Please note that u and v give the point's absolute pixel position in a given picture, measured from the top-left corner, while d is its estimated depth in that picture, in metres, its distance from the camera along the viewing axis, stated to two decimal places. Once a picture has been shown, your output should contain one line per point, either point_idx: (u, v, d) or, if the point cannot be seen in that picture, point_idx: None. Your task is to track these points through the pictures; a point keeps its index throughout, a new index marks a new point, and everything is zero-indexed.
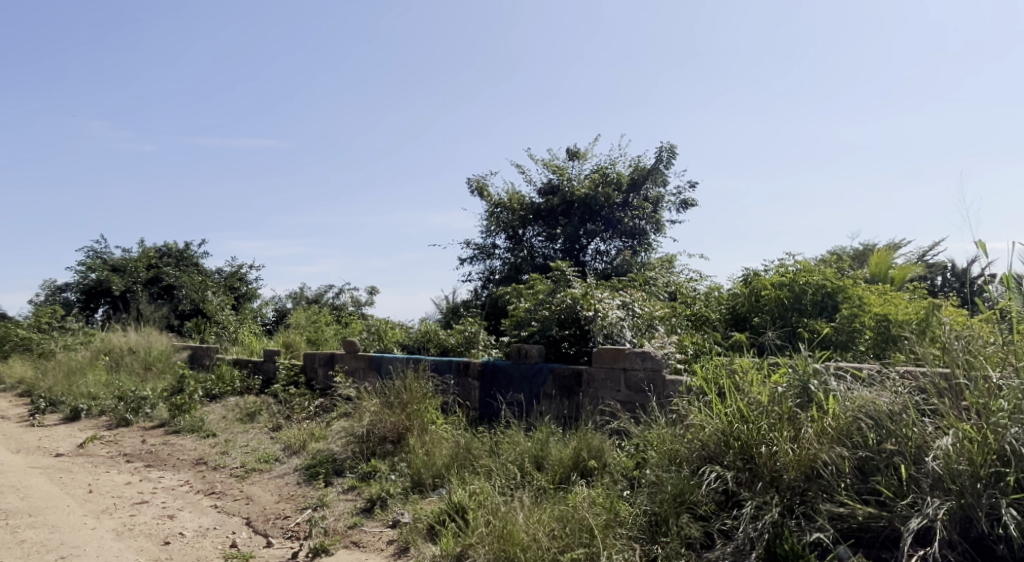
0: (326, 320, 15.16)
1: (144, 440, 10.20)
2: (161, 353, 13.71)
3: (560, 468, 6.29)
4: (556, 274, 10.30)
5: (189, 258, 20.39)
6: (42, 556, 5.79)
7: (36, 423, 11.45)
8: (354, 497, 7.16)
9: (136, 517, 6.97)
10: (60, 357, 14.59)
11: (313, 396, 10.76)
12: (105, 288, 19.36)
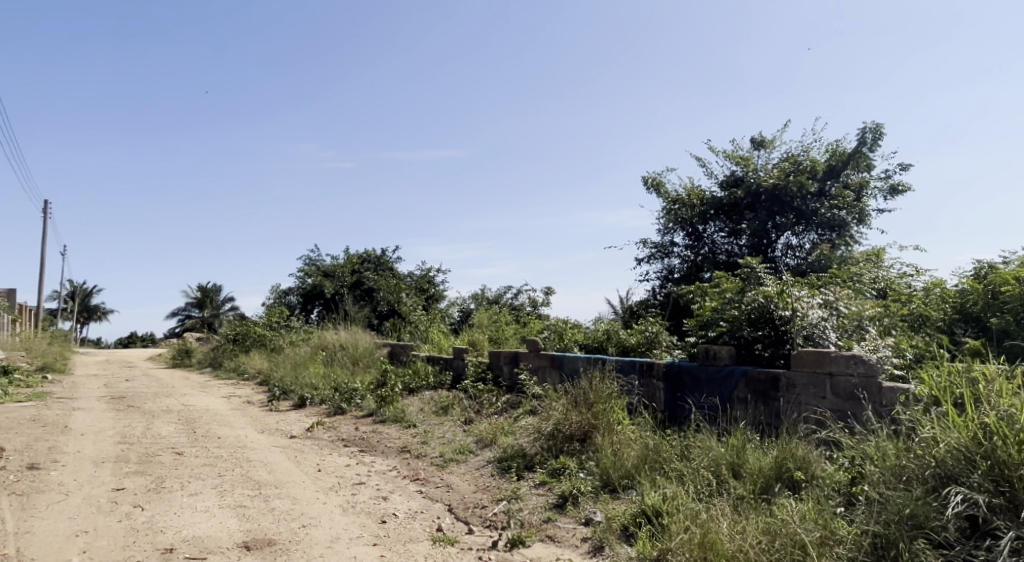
0: (507, 320, 13.81)
1: (357, 427, 9.82)
2: (366, 349, 13.58)
3: (760, 478, 5.13)
4: (747, 271, 8.39)
5: (386, 263, 20.97)
6: (287, 523, 5.64)
7: (270, 409, 11.58)
8: (546, 493, 6.25)
9: (357, 495, 6.57)
10: (290, 352, 15.50)
11: (501, 393, 9.74)
12: (319, 292, 20.52)
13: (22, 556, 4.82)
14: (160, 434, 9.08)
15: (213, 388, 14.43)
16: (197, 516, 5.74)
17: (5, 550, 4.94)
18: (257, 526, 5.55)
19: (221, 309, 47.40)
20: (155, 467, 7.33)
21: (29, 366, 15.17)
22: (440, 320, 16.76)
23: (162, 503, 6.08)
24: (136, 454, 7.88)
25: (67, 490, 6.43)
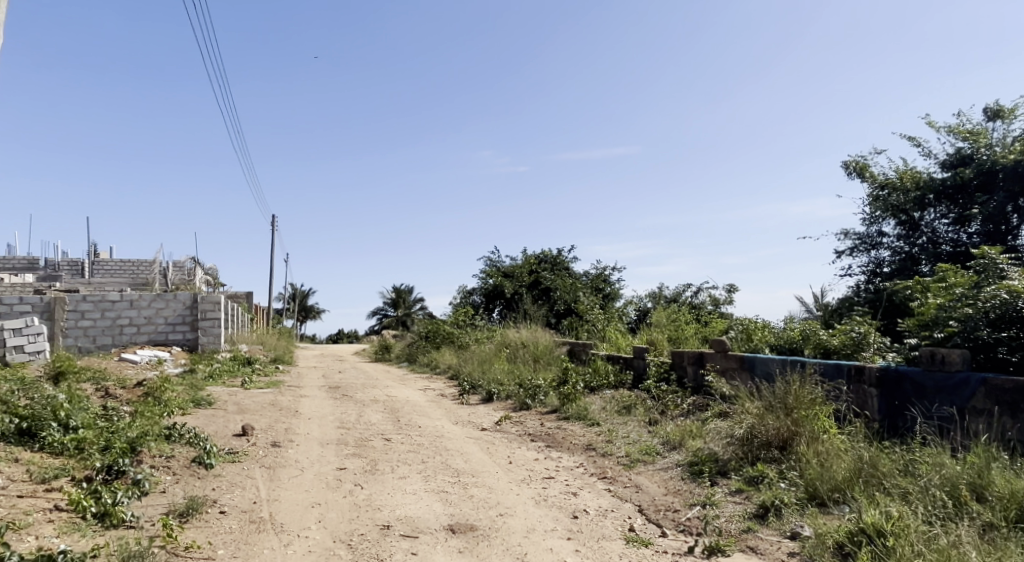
0: (687, 318, 12.76)
1: (542, 423, 9.43)
2: (546, 347, 13.18)
3: (1013, 502, 4.60)
4: (982, 261, 7.59)
5: (562, 263, 21.06)
6: (485, 510, 5.95)
7: (461, 402, 11.48)
8: (745, 502, 5.80)
9: (548, 489, 6.60)
10: (475, 349, 15.57)
11: (685, 395, 9.03)
12: (499, 292, 20.86)
13: (274, 520, 5.67)
14: (370, 421, 9.67)
15: (412, 380, 14.81)
16: (406, 498, 6.25)
17: (259, 514, 5.81)
18: (459, 510, 5.93)
19: (414, 309, 49.56)
20: (369, 450, 7.94)
21: (263, 358, 16.80)
22: (619, 321, 16.18)
23: (377, 484, 6.65)
24: (353, 438, 8.55)
25: (302, 466, 7.26)
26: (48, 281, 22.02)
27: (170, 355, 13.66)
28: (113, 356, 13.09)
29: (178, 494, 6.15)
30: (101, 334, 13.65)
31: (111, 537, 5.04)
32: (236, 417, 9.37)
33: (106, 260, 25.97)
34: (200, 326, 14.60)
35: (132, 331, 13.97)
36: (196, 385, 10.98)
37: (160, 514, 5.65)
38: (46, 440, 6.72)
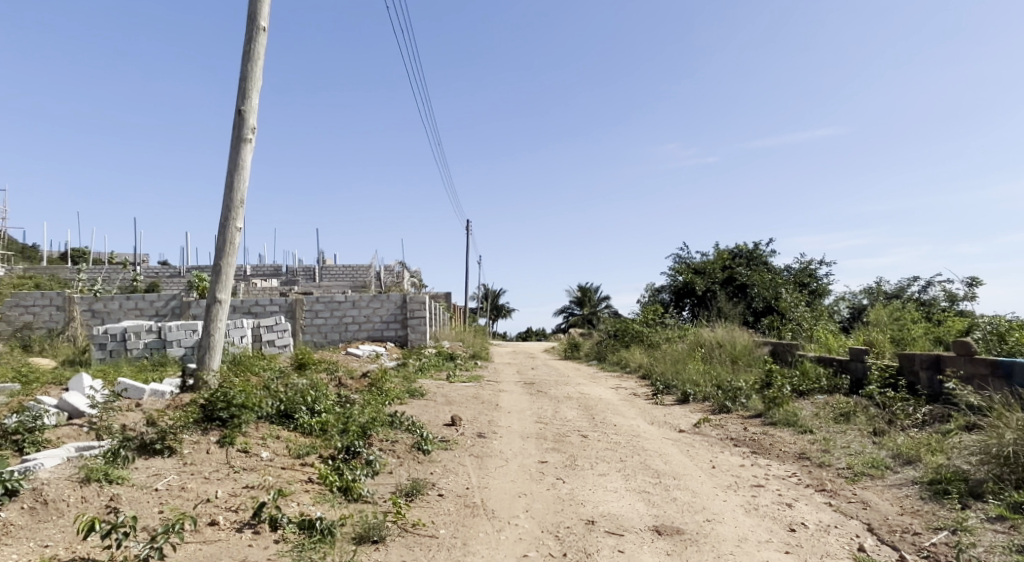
0: (914, 317, 11.66)
1: (746, 427, 8.96)
2: (745, 347, 12.70)
3: None
4: None
5: (759, 257, 20.05)
6: (691, 514, 5.69)
7: (655, 402, 11.17)
8: (1011, 532, 5.07)
9: (757, 497, 6.16)
10: (667, 348, 15.15)
11: (919, 403, 8.34)
12: (690, 289, 20.34)
13: (486, 506, 5.74)
14: (566, 417, 9.46)
15: (602, 379, 14.55)
16: (608, 495, 6.07)
17: (473, 499, 5.90)
18: (664, 512, 5.71)
19: (599, 307, 49.39)
20: (569, 446, 7.74)
21: (465, 354, 17.45)
22: (828, 321, 14.85)
23: (579, 479, 6.51)
24: (551, 432, 8.41)
25: (507, 457, 7.19)
26: (285, 285, 24.82)
27: (385, 351, 14.27)
28: (339, 351, 13.93)
29: (403, 475, 6.40)
30: (330, 330, 14.76)
31: (352, 510, 5.40)
32: (445, 407, 9.58)
33: (331, 266, 28.87)
34: (409, 324, 15.33)
35: (354, 328, 14.96)
36: (410, 377, 11.38)
37: (389, 492, 5.92)
38: (298, 421, 7.25)
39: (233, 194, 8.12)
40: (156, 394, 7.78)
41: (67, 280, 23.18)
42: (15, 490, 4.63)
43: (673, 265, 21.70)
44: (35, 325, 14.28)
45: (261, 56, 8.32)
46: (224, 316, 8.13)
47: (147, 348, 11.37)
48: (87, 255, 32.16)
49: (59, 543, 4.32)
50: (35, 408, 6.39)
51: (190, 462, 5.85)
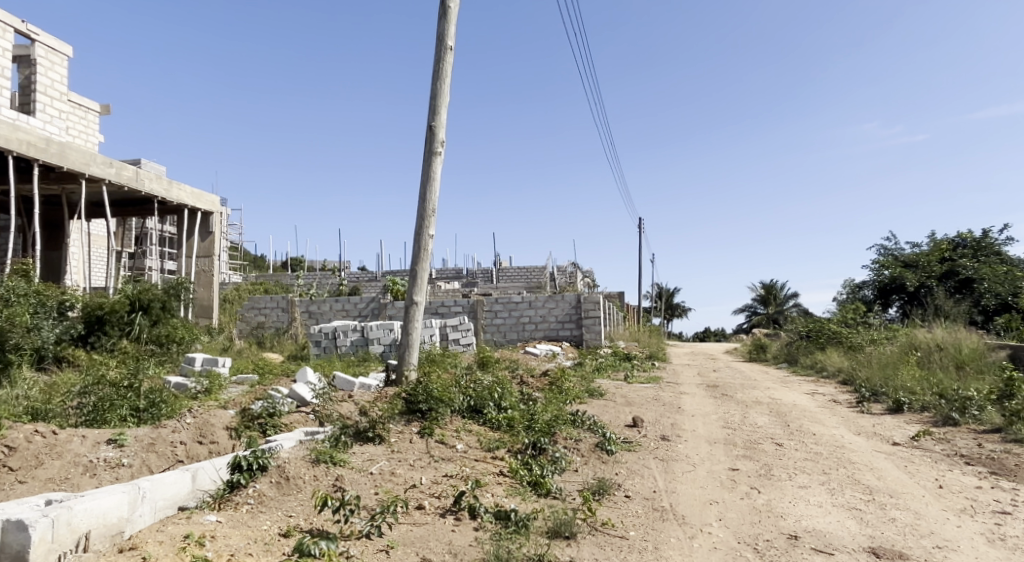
0: None
1: (981, 443, 8.10)
2: (974, 353, 11.53)
3: None
4: None
5: (987, 247, 17.97)
6: (917, 538, 5.24)
7: (862, 410, 10.39)
8: None
9: (1002, 526, 5.53)
10: (874, 351, 14.02)
11: None
12: (900, 285, 18.78)
13: (675, 511, 5.69)
14: (757, 424, 9.10)
15: (796, 383, 13.77)
16: (811, 509, 5.80)
17: (661, 502, 5.88)
18: (882, 533, 5.33)
19: (785, 306, 46.59)
20: (761, 454, 7.50)
21: (642, 355, 17.20)
22: None
23: (775, 489, 6.29)
24: (740, 439, 8.15)
25: (694, 462, 7.11)
26: (468, 287, 26.00)
27: (561, 350, 14.30)
28: (518, 350, 14.08)
29: (590, 474, 6.48)
30: (508, 330, 15.07)
31: (544, 505, 5.49)
32: (626, 408, 9.58)
33: (508, 268, 29.90)
34: (583, 323, 15.13)
35: (531, 327, 15.12)
36: (588, 377, 11.41)
37: (577, 490, 6.00)
38: (487, 415, 7.53)
39: (425, 204, 8.68)
40: (365, 387, 8.59)
41: (288, 285, 25.93)
42: (264, 467, 5.34)
43: (878, 257, 20.13)
44: (264, 325, 16.10)
45: (448, 74, 8.84)
46: (420, 317, 8.60)
47: (353, 345, 12.50)
48: (299, 262, 35.73)
49: (299, 514, 4.94)
50: (271, 396, 7.46)
51: (397, 450, 6.38)
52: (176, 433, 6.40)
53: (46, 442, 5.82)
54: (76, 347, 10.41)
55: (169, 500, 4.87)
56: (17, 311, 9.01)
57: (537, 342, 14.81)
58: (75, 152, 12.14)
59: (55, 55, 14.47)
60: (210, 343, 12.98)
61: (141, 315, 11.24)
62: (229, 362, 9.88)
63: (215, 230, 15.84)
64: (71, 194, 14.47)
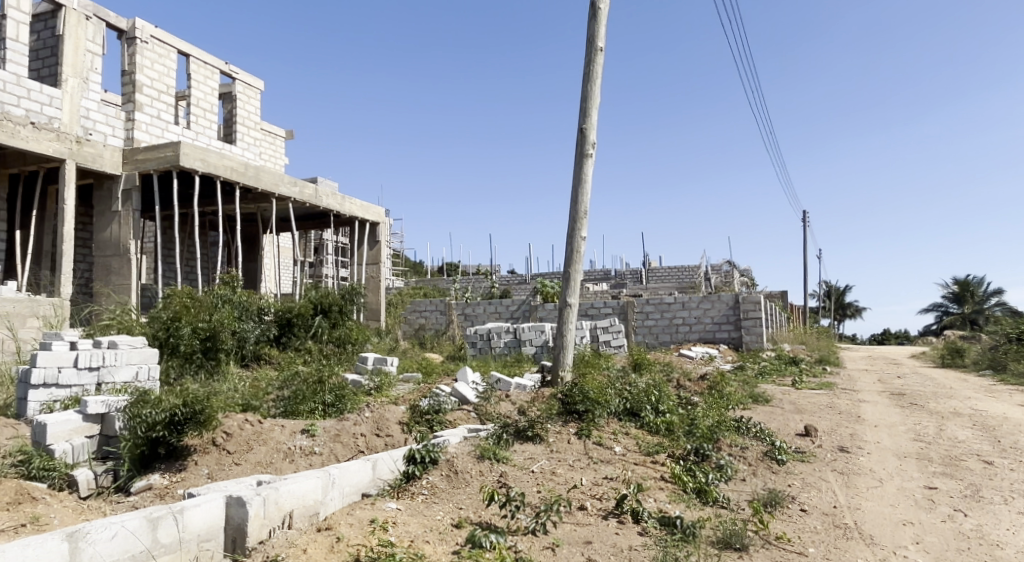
0: None
1: None
2: None
3: None
4: None
5: None
6: None
7: None
8: None
9: None
10: None
11: None
12: None
13: (862, 530, 5.35)
14: (957, 438, 8.29)
15: (1000, 393, 12.39)
16: None
17: (844, 519, 5.55)
18: None
19: (985, 305, 41.97)
20: (963, 472, 6.84)
21: (810, 359, 16.20)
22: None
23: (986, 514, 5.70)
24: (938, 454, 7.49)
25: (881, 478, 6.62)
26: (620, 288, 25.81)
27: (718, 353, 13.79)
28: (673, 352, 13.81)
29: (759, 484, 6.24)
30: (661, 332, 14.80)
31: (709, 513, 5.37)
32: (796, 416, 9.09)
33: (659, 268, 29.41)
34: (742, 325, 14.48)
35: (685, 329, 14.71)
36: (750, 382, 10.94)
37: (746, 500, 5.79)
38: (645, 419, 7.45)
39: (577, 206, 8.74)
40: (520, 387, 8.80)
41: (444, 289, 27.06)
42: (434, 460, 5.82)
43: None
44: (426, 327, 16.90)
45: (599, 75, 8.86)
46: (574, 319, 8.66)
47: (507, 346, 12.82)
48: (455, 267, 37.11)
49: (469, 507, 5.25)
50: (437, 394, 7.91)
51: (556, 449, 6.48)
52: (357, 425, 7.07)
53: (254, 428, 6.80)
54: (272, 346, 11.54)
55: (355, 487, 5.44)
56: (223, 316, 10.22)
57: (693, 344, 14.39)
58: (266, 173, 13.43)
59: (252, 90, 16.03)
60: (379, 344, 13.83)
61: (322, 318, 12.20)
62: (397, 361, 10.48)
63: (380, 239, 16.83)
64: (264, 214, 16.22)
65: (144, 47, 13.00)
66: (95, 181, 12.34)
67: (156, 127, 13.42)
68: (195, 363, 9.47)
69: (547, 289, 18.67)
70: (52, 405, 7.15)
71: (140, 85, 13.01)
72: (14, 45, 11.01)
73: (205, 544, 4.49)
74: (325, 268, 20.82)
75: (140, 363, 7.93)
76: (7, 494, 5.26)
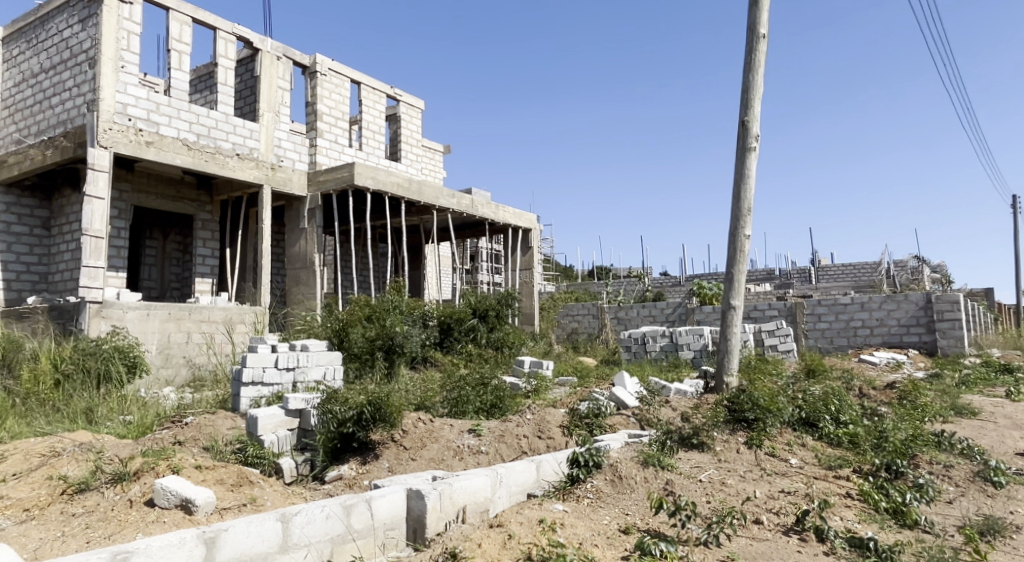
0: None
1: None
2: None
3: None
4: None
5: None
6: None
7: None
8: None
9: None
10: None
11: None
12: None
13: None
14: None
15: None
16: None
17: None
18: None
19: None
20: None
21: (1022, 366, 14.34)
22: None
23: None
24: None
25: None
26: (784, 289, 24.39)
27: (907, 359, 12.47)
28: (852, 357, 12.72)
29: (969, 509, 5.60)
30: (837, 335, 13.66)
31: (909, 537, 4.89)
32: (1010, 432, 8.04)
33: (830, 266, 27.54)
34: (937, 328, 12.89)
35: (865, 333, 13.44)
36: (951, 392, 9.87)
37: (955, 526, 5.22)
38: (823, 430, 6.99)
39: (740, 203, 8.39)
40: (681, 392, 8.55)
41: (596, 292, 26.93)
42: (598, 464, 5.78)
43: None
44: (579, 330, 16.90)
45: (761, 64, 8.46)
46: (739, 322, 8.32)
47: (662, 350, 12.48)
48: (608, 270, 36.83)
49: (636, 513, 5.18)
50: (596, 397, 7.88)
51: (724, 459, 6.24)
52: (520, 427, 7.20)
53: (427, 426, 7.14)
54: (436, 350, 12.03)
55: (521, 487, 5.56)
56: (393, 320, 10.85)
57: (874, 349, 13.14)
58: (429, 187, 14.08)
59: (415, 109, 16.89)
60: (534, 348, 14.01)
61: (481, 323, 12.62)
62: (553, 364, 10.55)
63: (533, 244, 17.12)
64: (426, 224, 16.98)
65: (323, 79, 14.09)
66: (288, 203, 13.70)
67: (334, 151, 14.37)
68: (371, 364, 10.10)
69: (704, 291, 18.02)
70: (259, 401, 7.94)
71: (321, 114, 14.05)
72: (223, 89, 12.47)
73: (390, 532, 4.77)
74: (481, 274, 21.36)
75: (327, 364, 8.71)
76: (230, 479, 5.90)
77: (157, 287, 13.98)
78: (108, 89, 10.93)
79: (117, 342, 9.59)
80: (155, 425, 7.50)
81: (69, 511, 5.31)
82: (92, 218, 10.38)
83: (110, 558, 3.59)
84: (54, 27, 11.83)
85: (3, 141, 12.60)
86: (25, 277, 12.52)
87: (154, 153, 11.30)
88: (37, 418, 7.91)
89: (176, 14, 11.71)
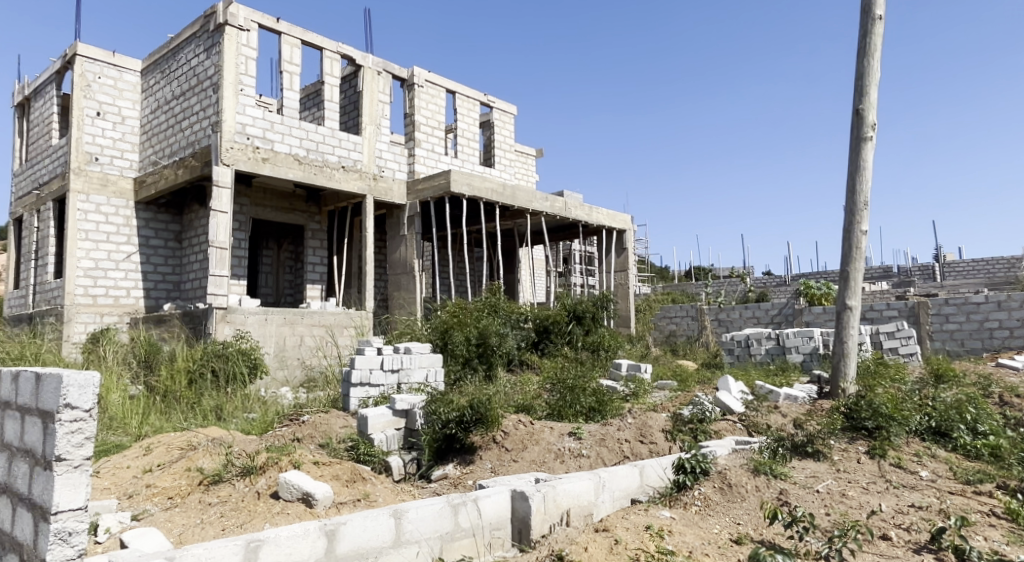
0: None
1: None
2: None
3: None
4: None
5: None
6: None
7: None
8: None
9: None
10: None
11: None
12: None
13: None
14: None
15: None
16: None
17: None
18: None
19: None
20: None
21: None
22: None
23: None
24: None
25: None
26: (900, 288, 22.96)
27: None
28: (986, 361, 11.79)
29: None
30: (968, 337, 12.60)
31: None
32: None
33: (958, 262, 25.89)
34: None
35: (1003, 334, 12.36)
36: None
37: None
38: (958, 441, 6.53)
39: (855, 197, 7.98)
40: (791, 398, 8.19)
41: (694, 293, 26.33)
42: (705, 471, 5.55)
43: None
44: (677, 333, 16.56)
45: (878, 48, 8.03)
46: (856, 323, 7.92)
47: (768, 353, 12.03)
48: (706, 271, 35.88)
49: (748, 523, 5.01)
50: (700, 402, 7.67)
51: (843, 469, 5.95)
52: (621, 431, 7.11)
53: (527, 428, 7.14)
54: (532, 352, 12.07)
55: (624, 492, 5.46)
56: (489, 322, 10.95)
57: (1015, 351, 12.00)
58: (522, 191, 14.16)
59: (507, 115, 17.04)
60: (631, 351, 13.83)
61: (576, 325, 12.56)
62: (652, 368, 10.35)
63: (628, 246, 16.90)
64: (520, 228, 17.05)
65: (421, 90, 14.46)
66: (388, 212, 14.13)
67: (431, 160, 14.58)
68: (470, 366, 10.23)
69: (812, 292, 17.31)
70: (367, 401, 8.21)
71: (418, 124, 14.39)
72: (329, 105, 13.01)
73: (496, 532, 4.78)
74: (574, 277, 21.26)
75: (429, 366, 8.87)
76: (345, 475, 6.16)
77: (273, 294, 14.71)
78: (229, 111, 11.68)
79: (241, 345, 10.18)
80: (276, 421, 7.94)
81: (206, 500, 5.66)
82: (217, 230, 11.11)
83: (244, 545, 3.76)
84: (184, 57, 12.72)
85: (142, 163, 13.61)
86: (160, 285, 13.54)
87: (269, 169, 11.95)
88: (174, 414, 8.57)
89: (287, 37, 12.34)
